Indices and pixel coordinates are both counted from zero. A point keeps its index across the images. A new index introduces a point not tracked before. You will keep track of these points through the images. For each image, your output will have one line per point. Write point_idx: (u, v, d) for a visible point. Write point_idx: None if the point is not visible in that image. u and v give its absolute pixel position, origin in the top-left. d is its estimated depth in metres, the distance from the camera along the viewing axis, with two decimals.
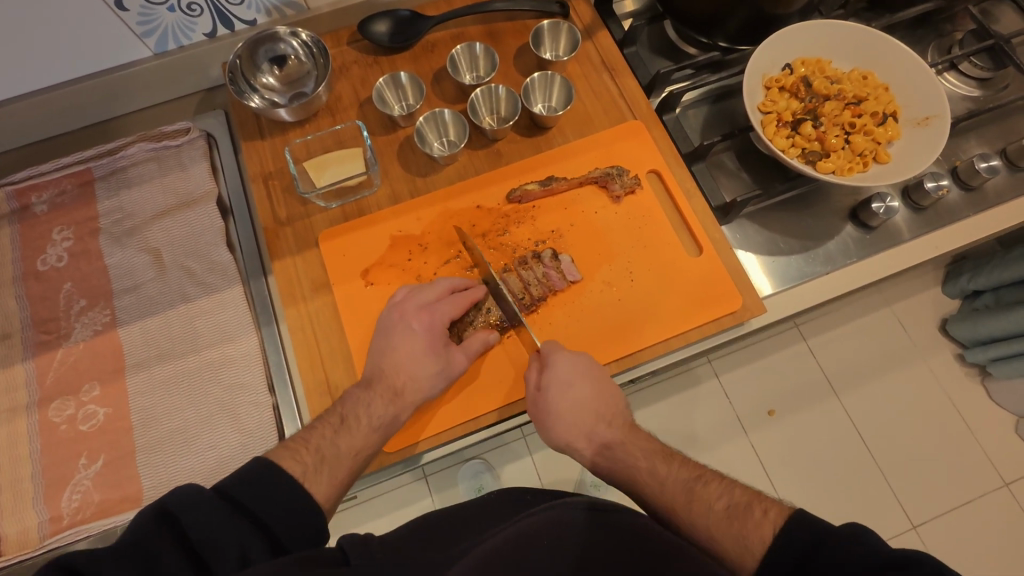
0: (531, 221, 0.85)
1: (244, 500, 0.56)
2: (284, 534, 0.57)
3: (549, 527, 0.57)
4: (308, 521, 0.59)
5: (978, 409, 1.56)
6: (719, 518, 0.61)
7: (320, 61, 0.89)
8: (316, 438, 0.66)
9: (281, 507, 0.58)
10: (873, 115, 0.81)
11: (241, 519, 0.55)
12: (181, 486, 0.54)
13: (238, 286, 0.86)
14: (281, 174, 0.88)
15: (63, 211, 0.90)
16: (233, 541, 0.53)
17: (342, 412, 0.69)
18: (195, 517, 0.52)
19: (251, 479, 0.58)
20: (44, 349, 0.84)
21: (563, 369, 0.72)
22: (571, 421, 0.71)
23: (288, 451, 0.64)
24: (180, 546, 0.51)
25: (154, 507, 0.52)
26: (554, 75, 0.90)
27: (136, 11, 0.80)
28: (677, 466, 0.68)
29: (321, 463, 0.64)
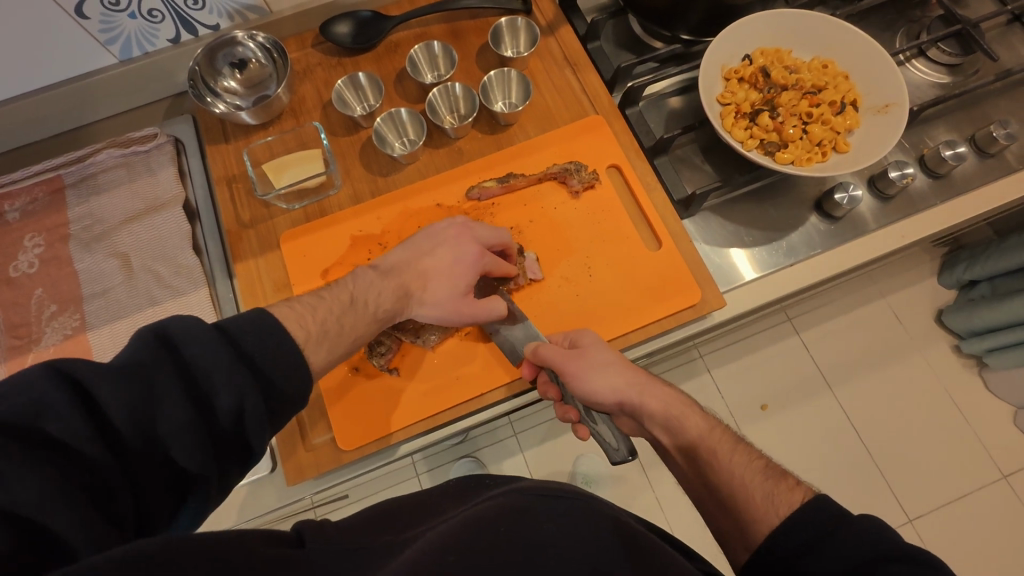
0: (490, 218, 0.85)
1: (244, 346, 0.52)
2: (282, 388, 0.54)
3: (507, 510, 0.56)
4: (303, 390, 0.56)
5: (973, 399, 1.54)
6: (758, 475, 0.60)
7: (279, 63, 0.90)
8: (323, 311, 0.63)
9: (284, 364, 0.54)
10: (831, 104, 0.81)
11: (243, 366, 0.51)
12: (185, 315, 0.50)
13: (203, 289, 0.87)
14: (244, 177, 0.89)
15: (34, 219, 0.92)
16: (234, 388, 0.50)
17: (352, 291, 0.67)
18: (198, 352, 0.49)
19: (255, 327, 0.54)
20: (13, 354, 0.85)
21: (585, 333, 0.75)
22: (615, 370, 0.70)
23: (293, 312, 0.61)
24: (182, 377, 0.49)
25: (155, 333, 0.49)
26: (511, 72, 0.90)
27: (97, 19, 0.81)
28: (720, 423, 0.67)
29: (324, 335, 0.61)
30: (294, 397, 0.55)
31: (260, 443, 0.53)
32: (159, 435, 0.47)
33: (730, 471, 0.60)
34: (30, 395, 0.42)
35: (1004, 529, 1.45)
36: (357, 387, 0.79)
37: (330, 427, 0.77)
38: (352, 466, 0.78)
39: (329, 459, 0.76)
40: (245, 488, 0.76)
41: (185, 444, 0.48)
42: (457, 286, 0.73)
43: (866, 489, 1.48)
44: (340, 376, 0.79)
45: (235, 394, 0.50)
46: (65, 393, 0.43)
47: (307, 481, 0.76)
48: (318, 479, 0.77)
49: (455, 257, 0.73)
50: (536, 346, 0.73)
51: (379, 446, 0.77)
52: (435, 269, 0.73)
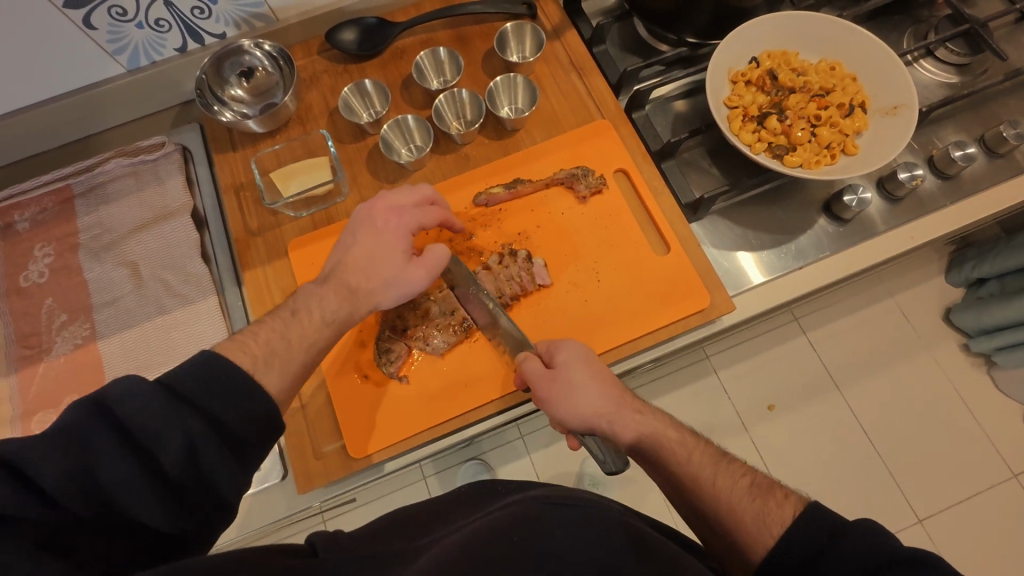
0: (498, 223, 0.85)
1: (187, 391, 0.52)
2: (236, 425, 0.54)
3: (516, 519, 0.56)
4: (265, 414, 0.56)
5: (982, 399, 1.53)
6: (744, 493, 0.61)
7: (285, 70, 0.90)
8: (265, 331, 0.64)
9: (232, 398, 0.54)
10: (839, 106, 0.80)
11: (187, 413, 0.51)
12: (120, 375, 0.51)
13: (212, 297, 0.88)
14: (252, 185, 0.89)
15: (44, 228, 0.92)
16: (175, 435, 0.50)
17: (294, 306, 0.68)
18: (132, 409, 0.50)
19: (200, 370, 0.53)
20: (25, 364, 0.85)
21: (572, 344, 0.72)
22: (598, 392, 0.68)
23: (237, 343, 0.61)
24: (121, 436, 0.49)
25: (91, 398, 0.49)
26: (517, 77, 0.90)
27: (105, 30, 0.82)
28: (704, 442, 0.67)
29: (270, 356, 0.61)
30: (254, 437, 0.55)
31: (226, 485, 0.53)
32: (109, 494, 0.48)
33: (715, 494, 0.61)
34: None
35: (1015, 529, 1.44)
36: (364, 395, 0.79)
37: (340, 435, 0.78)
38: (361, 473, 0.78)
39: (339, 467, 0.76)
40: (254, 496, 0.77)
41: (139, 499, 0.49)
42: (397, 257, 0.72)
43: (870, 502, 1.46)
44: (349, 384, 0.79)
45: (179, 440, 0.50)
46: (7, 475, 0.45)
47: (318, 488, 0.76)
48: (328, 487, 0.77)
49: (382, 230, 0.72)
50: (521, 359, 0.72)
51: (390, 453, 0.77)
52: (367, 252, 0.71)
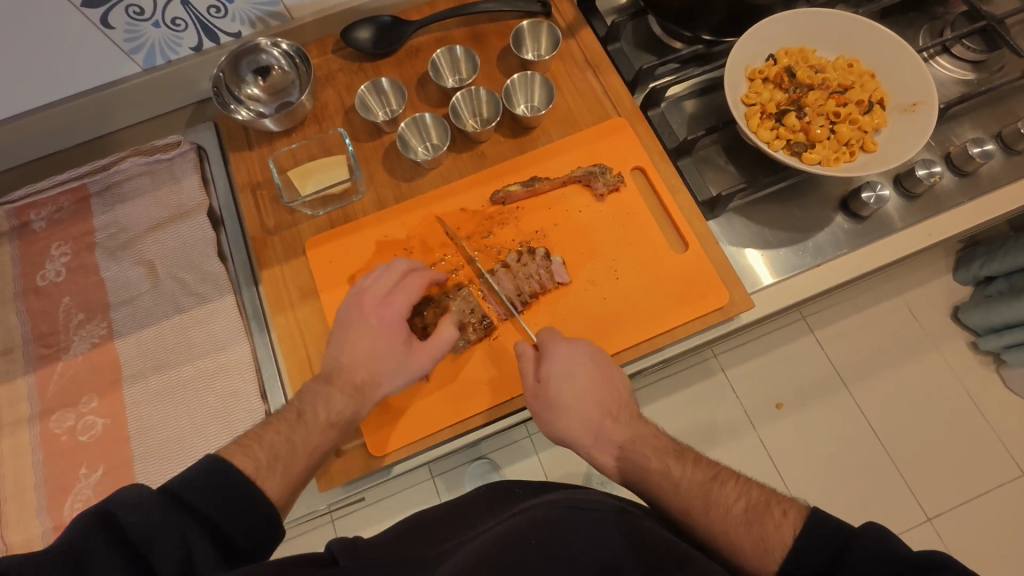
0: (515, 222, 0.85)
1: (189, 499, 0.53)
2: (234, 530, 0.55)
3: (532, 526, 0.57)
4: (262, 518, 0.57)
5: (991, 397, 1.52)
6: (739, 522, 0.60)
7: (302, 69, 0.90)
8: (271, 434, 0.64)
9: (233, 503, 0.55)
10: (859, 103, 0.80)
11: (191, 520, 0.52)
12: (122, 487, 0.51)
13: (229, 296, 0.87)
14: (269, 184, 0.89)
15: (61, 227, 0.92)
16: (175, 543, 0.50)
17: (299, 406, 0.68)
18: (137, 519, 0.50)
19: (201, 478, 0.55)
20: (44, 363, 0.86)
21: (562, 359, 0.71)
22: (577, 414, 0.70)
23: (241, 447, 0.62)
24: (123, 553, 0.48)
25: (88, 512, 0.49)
26: (534, 74, 0.90)
27: (122, 29, 0.82)
28: (693, 466, 0.66)
29: (275, 459, 0.62)
30: (250, 547, 0.56)
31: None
32: None
33: (708, 527, 0.61)
34: None
35: None
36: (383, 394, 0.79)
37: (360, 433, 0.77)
38: (381, 471, 0.78)
39: (360, 465, 0.76)
40: None
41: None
42: (400, 341, 0.74)
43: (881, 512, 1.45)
44: None
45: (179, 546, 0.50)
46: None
47: (338, 487, 0.76)
48: (348, 485, 0.77)
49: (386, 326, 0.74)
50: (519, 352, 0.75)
51: (412, 450, 0.77)
52: (373, 340, 0.73)
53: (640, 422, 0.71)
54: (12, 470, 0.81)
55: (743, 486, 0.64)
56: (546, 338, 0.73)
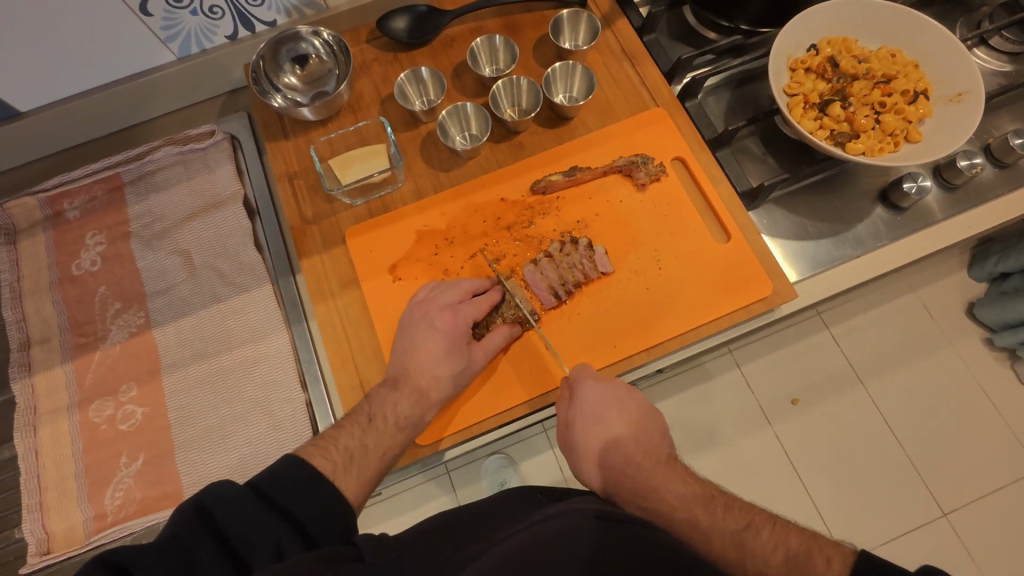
0: (556, 212, 0.85)
1: (276, 495, 0.55)
2: (317, 530, 0.55)
3: (561, 533, 0.56)
4: (342, 520, 0.58)
5: (1011, 394, 1.51)
6: (779, 573, 0.57)
7: (341, 59, 0.90)
8: (345, 438, 0.65)
9: (314, 504, 0.56)
10: (904, 93, 0.80)
11: (275, 517, 0.53)
12: (214, 481, 0.53)
13: (267, 286, 0.87)
14: (305, 173, 0.88)
15: (95, 216, 0.92)
16: (267, 539, 0.52)
17: (369, 411, 0.69)
18: (228, 512, 0.51)
19: (284, 477, 0.56)
20: (81, 352, 0.86)
21: (591, 400, 0.71)
22: (603, 457, 0.70)
23: (319, 448, 0.63)
24: (216, 544, 0.50)
25: (188, 505, 0.51)
26: (575, 65, 0.90)
27: (160, 16, 0.81)
28: (723, 513, 0.63)
29: (349, 462, 0.63)
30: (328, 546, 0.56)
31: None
32: None
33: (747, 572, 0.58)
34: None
35: None
36: None
37: None
38: (423, 460, 0.77)
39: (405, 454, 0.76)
40: None
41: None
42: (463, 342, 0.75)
43: (898, 522, 1.43)
44: None
45: (269, 544, 0.52)
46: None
47: None
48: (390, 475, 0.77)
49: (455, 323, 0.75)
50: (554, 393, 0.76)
51: (456, 440, 0.76)
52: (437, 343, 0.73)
53: (672, 465, 0.68)
54: (53, 460, 0.80)
55: (780, 532, 0.60)
56: (574, 376, 0.73)
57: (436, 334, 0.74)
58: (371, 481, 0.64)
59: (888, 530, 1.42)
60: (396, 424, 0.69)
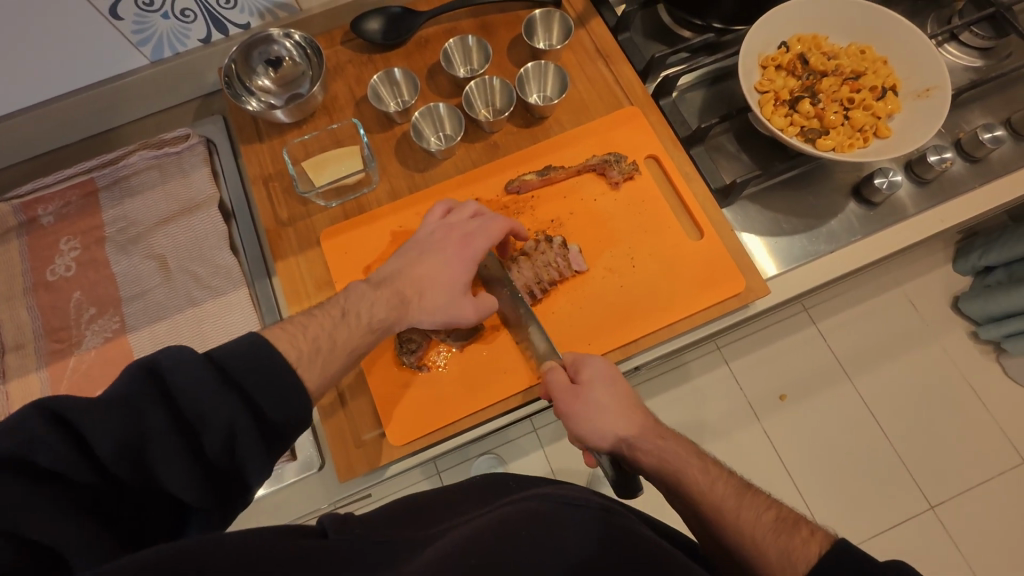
0: (531, 211, 0.85)
1: (238, 372, 0.51)
2: (276, 416, 0.53)
3: (527, 515, 0.56)
4: (304, 410, 0.54)
5: (994, 386, 1.52)
6: (767, 530, 0.56)
7: (314, 61, 0.90)
8: (314, 327, 0.62)
9: (274, 386, 0.52)
10: (872, 89, 0.81)
11: (230, 391, 0.50)
12: (173, 345, 0.50)
13: (242, 289, 0.87)
14: (280, 175, 0.88)
15: (69, 222, 0.91)
16: (220, 418, 0.50)
17: (343, 305, 0.67)
18: (183, 379, 0.49)
19: (247, 353, 0.52)
20: (57, 358, 0.85)
21: (601, 365, 0.71)
22: (615, 413, 0.68)
23: (285, 333, 0.60)
24: (168, 407, 0.49)
25: (141, 364, 0.49)
26: (547, 64, 0.90)
27: (130, 20, 0.80)
28: (727, 474, 0.63)
29: (316, 353, 0.60)
30: (289, 426, 0.54)
31: (256, 471, 0.53)
32: (148, 464, 0.48)
33: (737, 530, 0.57)
34: (23, 436, 0.43)
35: None
36: (401, 384, 0.78)
37: (379, 423, 0.77)
38: (399, 462, 0.77)
39: (380, 455, 0.75)
40: (293, 485, 0.78)
41: (172, 467, 0.48)
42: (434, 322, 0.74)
43: (873, 522, 1.43)
44: (394, 379, 0.78)
45: (223, 422, 0.50)
46: (52, 427, 0.44)
47: (358, 477, 0.76)
48: (365, 478, 0.77)
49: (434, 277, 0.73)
50: (547, 368, 0.72)
51: (431, 441, 0.76)
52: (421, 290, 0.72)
53: (670, 432, 0.69)
54: None
55: (774, 500, 0.60)
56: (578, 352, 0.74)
57: (446, 268, 0.73)
58: (336, 373, 0.62)
59: (874, 526, 1.43)
60: (368, 323, 0.67)
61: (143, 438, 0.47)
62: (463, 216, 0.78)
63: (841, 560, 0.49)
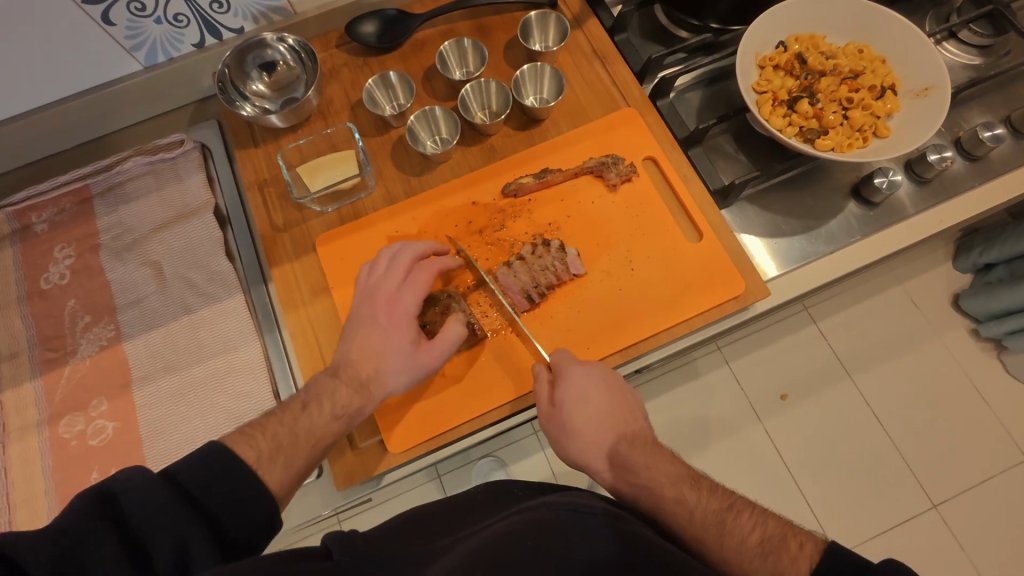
0: (527, 215, 0.85)
1: (193, 485, 0.51)
2: (233, 526, 0.52)
3: (532, 524, 0.55)
4: (264, 511, 0.54)
5: (995, 384, 1.52)
6: (755, 555, 0.57)
7: (309, 65, 0.89)
8: (274, 425, 0.62)
9: (233, 496, 0.53)
10: (871, 88, 0.80)
11: (188, 509, 0.50)
12: (126, 468, 0.49)
13: (238, 295, 0.87)
14: (275, 181, 0.87)
15: (63, 229, 0.91)
16: (175, 536, 0.48)
17: (304, 397, 0.66)
18: (139, 501, 0.48)
19: (205, 468, 0.53)
20: (51, 367, 0.84)
21: (578, 383, 0.69)
22: (591, 436, 0.68)
23: (243, 435, 0.60)
24: (120, 532, 0.47)
25: (92, 492, 0.47)
26: (543, 66, 0.89)
27: (123, 25, 0.80)
28: (707, 495, 0.63)
29: (276, 451, 0.60)
30: (245, 539, 0.53)
31: None
32: None
33: (725, 561, 0.58)
34: None
35: None
36: (400, 390, 0.77)
37: (377, 430, 0.76)
38: (399, 468, 0.77)
39: (378, 462, 0.75)
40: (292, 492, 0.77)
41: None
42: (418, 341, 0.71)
43: (872, 522, 1.43)
44: None
45: (180, 538, 0.48)
46: None
47: (356, 485, 0.75)
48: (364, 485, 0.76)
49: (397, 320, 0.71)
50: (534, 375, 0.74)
51: (430, 448, 0.76)
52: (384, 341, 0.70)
53: (655, 449, 0.68)
54: (21, 477, 0.79)
55: (759, 516, 0.60)
56: (560, 358, 0.72)
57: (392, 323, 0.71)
58: (302, 467, 0.61)
59: (876, 525, 1.42)
60: (331, 412, 0.66)
61: (88, 568, 0.45)
62: (405, 254, 0.75)
63: (834, 566, 0.52)
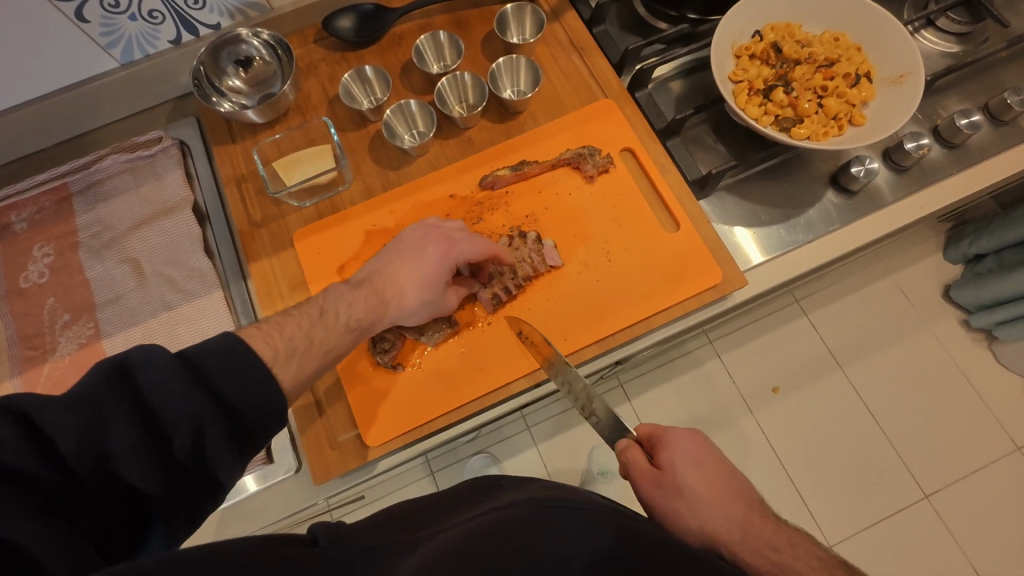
0: (505, 207, 0.85)
1: (205, 367, 0.51)
2: (245, 408, 0.52)
3: (511, 520, 0.52)
4: (275, 403, 0.53)
5: (985, 374, 1.52)
6: None
7: (285, 60, 0.89)
8: (291, 327, 0.61)
9: (245, 385, 0.52)
10: (845, 76, 0.80)
11: (200, 391, 0.50)
12: (146, 343, 0.50)
13: (216, 291, 0.87)
14: (254, 177, 0.87)
15: (42, 228, 0.90)
16: (186, 418, 0.49)
17: (320, 304, 0.66)
18: (153, 377, 0.48)
19: (220, 350, 0.52)
20: (30, 364, 0.84)
21: (685, 446, 0.65)
22: (711, 504, 0.62)
23: (261, 332, 0.59)
24: (134, 407, 0.48)
25: (112, 363, 0.48)
26: (519, 58, 0.89)
27: (98, 22, 0.79)
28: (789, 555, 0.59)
29: (293, 350, 0.59)
30: (262, 424, 0.53)
31: (224, 470, 0.51)
32: (111, 461, 0.46)
33: None
34: None
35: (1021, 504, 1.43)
36: (377, 384, 0.77)
37: (355, 423, 0.76)
38: (377, 461, 0.76)
39: (356, 456, 0.75)
40: (270, 488, 0.77)
41: (136, 465, 0.47)
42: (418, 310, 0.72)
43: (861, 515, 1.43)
44: (370, 379, 0.78)
45: (190, 419, 0.49)
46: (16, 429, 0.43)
47: (335, 478, 0.75)
48: (345, 477, 0.76)
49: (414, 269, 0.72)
50: (622, 447, 0.67)
51: (407, 440, 0.76)
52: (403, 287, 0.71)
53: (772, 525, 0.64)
54: None
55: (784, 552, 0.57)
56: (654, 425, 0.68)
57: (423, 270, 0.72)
58: (312, 374, 0.61)
59: (864, 517, 1.43)
60: (345, 322, 0.66)
61: (105, 434, 0.46)
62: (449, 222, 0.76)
63: None
